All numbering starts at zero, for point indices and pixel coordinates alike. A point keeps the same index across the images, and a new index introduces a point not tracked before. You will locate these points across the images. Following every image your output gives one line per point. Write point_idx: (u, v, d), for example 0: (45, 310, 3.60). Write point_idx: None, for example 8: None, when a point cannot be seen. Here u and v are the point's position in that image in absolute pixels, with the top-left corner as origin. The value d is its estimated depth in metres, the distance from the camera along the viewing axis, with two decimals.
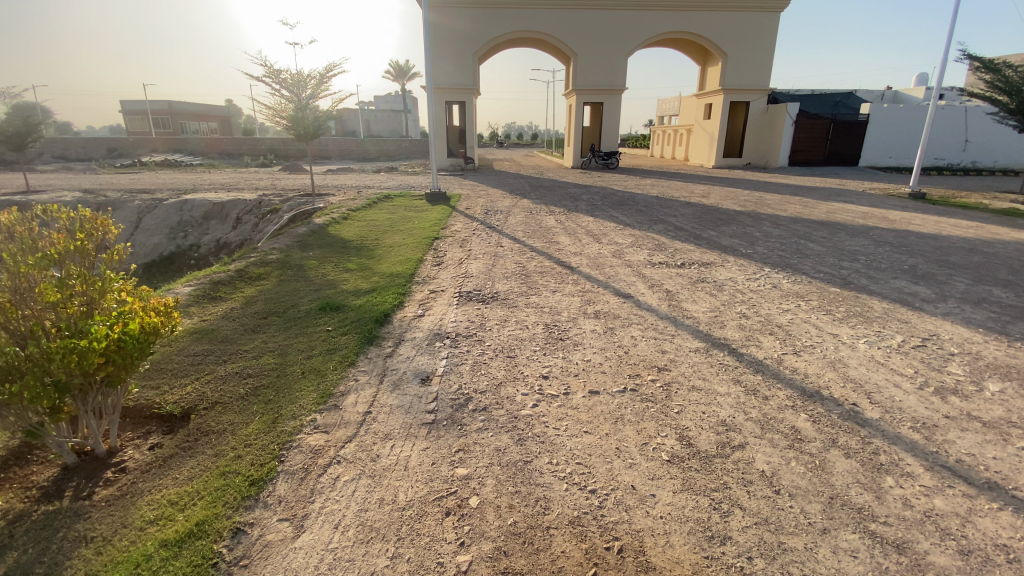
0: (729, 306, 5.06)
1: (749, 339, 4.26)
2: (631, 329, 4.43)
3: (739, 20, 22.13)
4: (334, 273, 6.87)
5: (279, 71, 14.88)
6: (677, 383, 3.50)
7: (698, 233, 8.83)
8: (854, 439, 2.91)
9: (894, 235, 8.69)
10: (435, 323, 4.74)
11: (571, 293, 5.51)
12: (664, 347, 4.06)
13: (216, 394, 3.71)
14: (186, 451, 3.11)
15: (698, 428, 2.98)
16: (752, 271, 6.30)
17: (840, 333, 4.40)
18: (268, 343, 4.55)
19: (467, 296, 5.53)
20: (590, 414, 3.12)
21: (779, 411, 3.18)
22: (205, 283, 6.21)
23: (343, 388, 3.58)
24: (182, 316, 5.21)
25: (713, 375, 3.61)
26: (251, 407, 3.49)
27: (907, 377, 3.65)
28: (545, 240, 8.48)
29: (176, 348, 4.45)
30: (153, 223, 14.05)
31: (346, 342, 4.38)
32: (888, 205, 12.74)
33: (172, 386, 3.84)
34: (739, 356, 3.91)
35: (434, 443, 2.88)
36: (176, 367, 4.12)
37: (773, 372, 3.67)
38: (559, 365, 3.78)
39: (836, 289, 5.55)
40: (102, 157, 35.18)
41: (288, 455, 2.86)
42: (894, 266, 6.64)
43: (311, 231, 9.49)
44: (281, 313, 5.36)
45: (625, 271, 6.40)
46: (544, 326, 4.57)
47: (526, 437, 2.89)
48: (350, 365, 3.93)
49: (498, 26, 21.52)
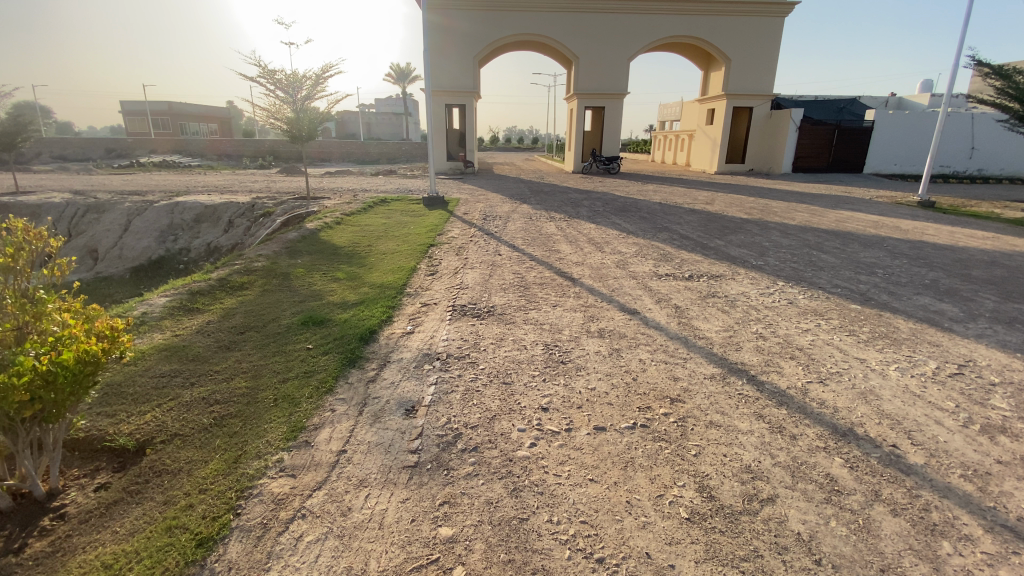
0: (744, 325, 4.68)
1: (768, 364, 3.88)
2: (638, 351, 4.05)
3: (743, 24, 21.82)
4: (321, 282, 6.51)
5: (274, 71, 14.53)
6: (693, 417, 3.12)
7: (705, 242, 8.47)
8: (899, 491, 2.53)
9: (910, 246, 8.32)
10: (425, 342, 4.35)
11: (573, 308, 5.14)
12: (675, 373, 3.68)
13: (177, 425, 3.32)
14: (133, 497, 2.73)
15: (720, 476, 2.60)
16: (765, 284, 5.94)
17: (866, 357, 4.02)
18: (242, 364, 4.16)
19: (461, 311, 5.14)
20: (598, 457, 2.73)
21: (811, 454, 2.79)
22: (182, 293, 5.82)
23: (317, 420, 3.19)
24: (152, 331, 4.81)
25: (733, 409, 3.22)
26: (213, 441, 3.10)
27: (948, 411, 3.27)
28: (545, 248, 8.11)
29: (141, 369, 4.06)
30: (142, 226, 13.62)
31: (325, 363, 4.00)
32: (898, 213, 12.42)
33: (130, 414, 3.45)
34: (759, 386, 3.53)
35: (417, 494, 2.49)
36: (137, 391, 3.73)
37: (799, 405, 3.28)
38: (560, 395, 3.38)
39: (857, 307, 5.17)
40: (100, 157, 34.87)
41: (246, 505, 2.47)
42: (914, 280, 6.26)
43: (301, 236, 9.09)
44: (259, 328, 4.97)
45: (630, 284, 6.02)
46: (543, 346, 4.19)
47: (523, 487, 2.50)
48: (327, 392, 3.54)
49: (499, 29, 21.23)
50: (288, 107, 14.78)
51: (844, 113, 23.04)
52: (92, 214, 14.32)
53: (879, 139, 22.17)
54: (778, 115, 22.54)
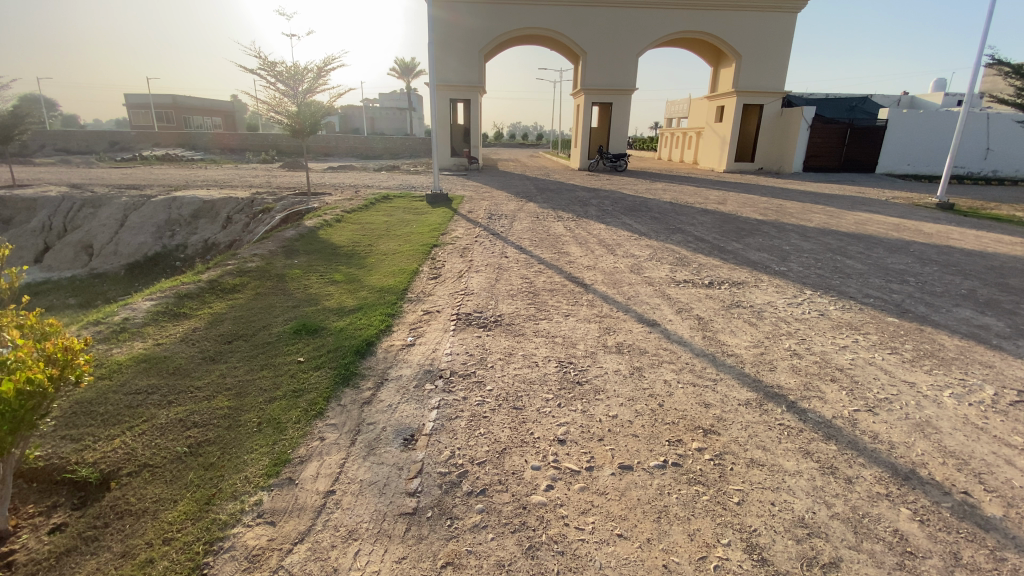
0: (775, 340, 4.28)
1: (808, 388, 3.48)
2: (662, 371, 3.66)
3: (755, 21, 21.35)
4: (317, 285, 6.13)
5: (275, 63, 14.06)
6: (731, 453, 2.74)
7: (722, 245, 8.08)
8: (983, 554, 2.15)
9: (938, 252, 7.91)
10: (427, 357, 3.97)
11: (586, 318, 4.75)
12: (706, 399, 3.28)
13: (146, 453, 2.96)
14: (89, 547, 2.38)
15: (771, 533, 2.22)
16: (791, 293, 5.55)
17: (916, 381, 3.63)
18: (225, 379, 3.80)
19: (466, 320, 4.76)
20: (626, 505, 2.36)
21: (872, 505, 2.42)
22: (169, 296, 5.46)
23: (303, 451, 2.82)
24: (132, 340, 4.45)
25: (775, 443, 2.84)
26: (185, 475, 2.75)
27: (1018, 448, 2.89)
28: (554, 250, 7.73)
29: (114, 384, 3.69)
30: (139, 221, 13.27)
31: (316, 381, 3.62)
32: (919, 216, 11.99)
33: (97, 438, 3.09)
34: (801, 414, 3.14)
35: (415, 551, 2.12)
36: (108, 411, 3.38)
37: (849, 440, 2.91)
38: (578, 424, 2.99)
39: (894, 320, 4.79)
40: (104, 149, 34.55)
41: (213, 565, 2.11)
42: (950, 290, 5.86)
43: (300, 235, 8.71)
44: (248, 337, 4.61)
45: (646, 291, 5.62)
46: (557, 363, 3.81)
47: (539, 545, 2.13)
48: (316, 416, 3.17)
49: (506, 23, 20.77)
50: (290, 102, 14.35)
51: (857, 112, 22.40)
52: (88, 209, 13.98)
53: (893, 139, 21.62)
54: (789, 113, 22.03)
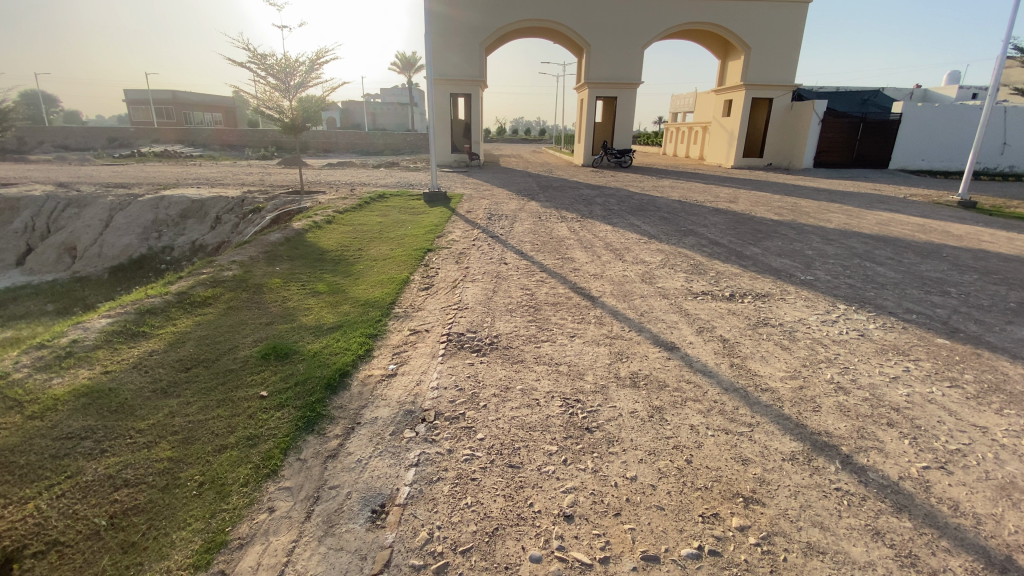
0: (814, 369, 3.70)
1: (862, 436, 2.90)
2: (687, 414, 3.07)
3: (765, 13, 20.69)
4: (296, 297, 5.56)
5: (265, 56, 13.35)
6: (782, 535, 2.18)
7: (739, 249, 7.48)
8: None
9: (974, 256, 7.30)
10: (409, 392, 3.39)
11: (594, 341, 4.16)
12: (742, 453, 2.72)
13: (60, 524, 2.41)
14: None
15: None
16: (823, 308, 4.97)
17: (988, 426, 3.04)
18: (174, 420, 3.22)
19: (457, 343, 4.18)
20: None
21: None
22: (130, 312, 4.90)
23: (245, 530, 2.27)
24: (78, 367, 3.89)
25: (835, 519, 2.27)
26: (100, 563, 2.22)
27: None
28: (557, 255, 7.15)
29: (45, 426, 3.13)
30: (124, 221, 12.70)
31: (277, 425, 3.05)
32: (942, 215, 11.36)
33: (7, 503, 2.54)
34: (860, 475, 2.57)
35: None
36: (27, 463, 2.80)
37: (926, 514, 2.33)
38: (588, 490, 2.43)
39: (945, 342, 4.21)
40: (102, 146, 33.89)
41: None
42: (998, 303, 5.26)
43: (285, 237, 8.14)
44: (210, 363, 4.03)
45: (661, 305, 5.03)
46: (561, 401, 3.23)
47: None
48: (268, 476, 2.61)
49: (508, 16, 20.12)
50: (281, 96, 13.68)
51: (869, 106, 21.70)
52: (73, 209, 13.45)
53: (907, 134, 20.86)
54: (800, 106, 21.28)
